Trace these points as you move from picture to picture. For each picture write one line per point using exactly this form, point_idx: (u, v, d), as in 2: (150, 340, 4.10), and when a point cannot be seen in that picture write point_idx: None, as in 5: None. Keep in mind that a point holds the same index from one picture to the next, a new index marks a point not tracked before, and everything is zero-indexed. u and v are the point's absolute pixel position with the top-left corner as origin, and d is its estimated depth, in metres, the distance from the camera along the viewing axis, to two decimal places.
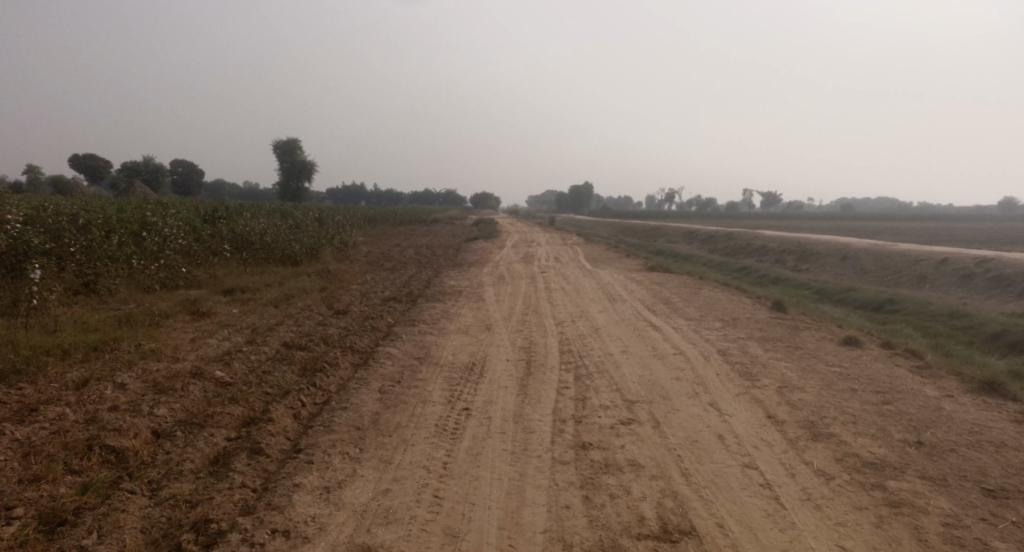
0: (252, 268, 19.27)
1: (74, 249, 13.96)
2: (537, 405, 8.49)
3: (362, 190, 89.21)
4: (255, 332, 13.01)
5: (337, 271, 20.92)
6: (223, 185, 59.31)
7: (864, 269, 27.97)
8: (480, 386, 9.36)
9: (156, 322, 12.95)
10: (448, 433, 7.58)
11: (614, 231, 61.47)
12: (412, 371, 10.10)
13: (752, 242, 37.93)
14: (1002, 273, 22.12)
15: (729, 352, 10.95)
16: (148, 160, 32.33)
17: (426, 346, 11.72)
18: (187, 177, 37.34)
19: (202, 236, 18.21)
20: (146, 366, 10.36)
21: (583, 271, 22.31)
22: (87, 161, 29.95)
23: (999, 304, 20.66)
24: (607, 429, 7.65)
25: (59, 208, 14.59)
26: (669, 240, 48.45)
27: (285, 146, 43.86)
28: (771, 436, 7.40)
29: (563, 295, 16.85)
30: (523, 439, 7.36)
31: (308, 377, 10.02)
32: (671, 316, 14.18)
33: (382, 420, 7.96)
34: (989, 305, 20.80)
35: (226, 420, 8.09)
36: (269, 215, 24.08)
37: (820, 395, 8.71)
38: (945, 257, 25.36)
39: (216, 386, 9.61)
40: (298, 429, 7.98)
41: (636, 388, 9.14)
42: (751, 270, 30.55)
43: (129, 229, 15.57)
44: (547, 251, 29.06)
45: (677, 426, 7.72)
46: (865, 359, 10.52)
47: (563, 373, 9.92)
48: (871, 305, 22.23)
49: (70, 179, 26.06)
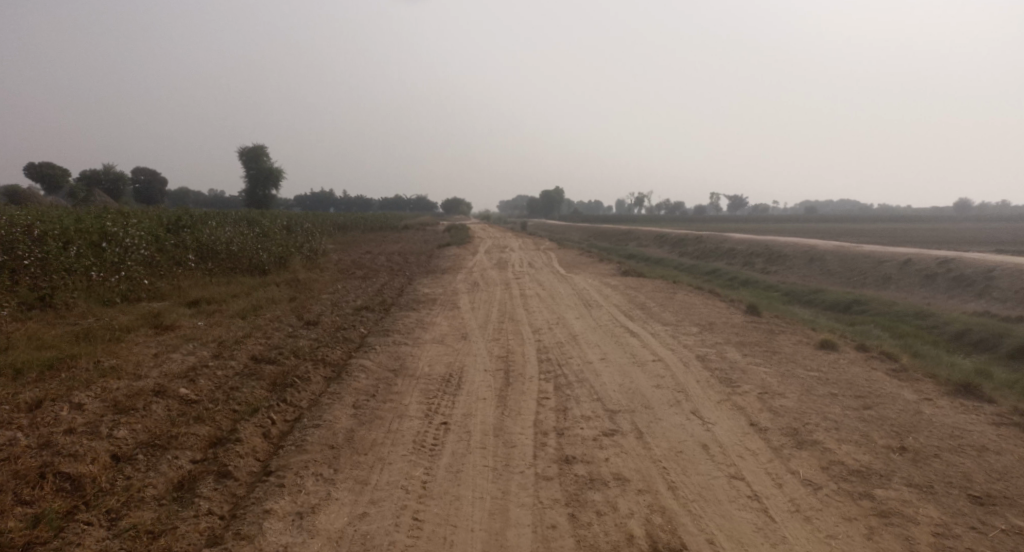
0: (218, 278, 18.81)
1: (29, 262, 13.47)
2: (518, 418, 8.30)
3: (331, 196, 88.34)
4: (222, 345, 12.64)
5: (307, 280, 20.53)
6: (187, 192, 58.23)
7: (830, 270, 28.28)
8: (458, 398, 9.14)
9: (117, 337, 12.51)
10: (427, 450, 7.35)
11: (584, 235, 61.63)
12: (386, 384, 9.84)
13: (721, 245, 38.20)
14: (964, 272, 22.50)
15: (708, 358, 10.87)
16: (109, 168, 31.57)
17: (401, 357, 11.46)
18: (149, 185, 36.58)
19: (165, 247, 17.75)
20: (104, 384, 9.99)
21: (557, 276, 22.19)
22: (44, 169, 29.12)
23: (961, 303, 20.99)
24: (590, 441, 7.48)
25: (13, 219, 14.05)
26: (639, 244, 48.65)
27: (252, 153, 43.21)
28: (755, 445, 7.29)
29: (538, 302, 16.68)
30: (504, 455, 7.17)
31: (278, 393, 9.72)
32: (647, 321, 14.09)
33: (357, 437, 7.71)
34: (952, 304, 21.12)
35: (191, 442, 7.84)
36: (235, 223, 23.57)
37: (801, 401, 8.64)
38: (909, 257, 25.75)
39: (180, 404, 9.28)
40: (268, 450, 7.70)
41: (617, 397, 8.99)
42: (721, 273, 30.73)
43: (87, 240, 15.08)
44: (520, 257, 28.92)
45: (660, 437, 7.59)
46: (842, 362, 10.50)
47: (542, 383, 9.75)
48: (839, 306, 22.45)
49: (26, 189, 25.28)
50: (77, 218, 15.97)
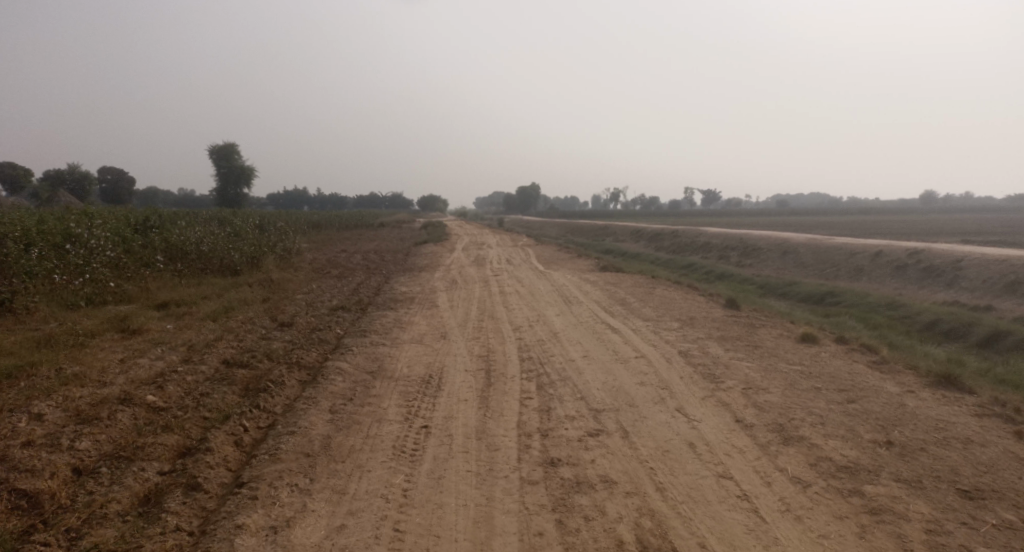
0: (189, 279, 18.38)
1: None
2: (500, 419, 8.11)
3: (303, 194, 87.32)
4: (192, 349, 12.30)
5: (281, 280, 20.14)
6: (156, 192, 57.08)
7: (804, 262, 28.44)
8: (438, 400, 8.93)
9: (81, 342, 12.11)
10: (407, 456, 7.14)
11: (560, 231, 61.57)
12: (364, 387, 9.60)
13: (696, 240, 38.31)
14: (933, 263, 22.75)
15: (690, 353, 10.76)
16: (74, 168, 30.79)
17: (379, 358, 11.20)
18: (117, 184, 35.82)
19: (133, 248, 17.29)
20: (68, 392, 9.64)
21: (534, 272, 22.01)
22: (6, 169, 28.32)
23: (932, 292, 21.20)
24: (575, 442, 7.32)
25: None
26: (614, 239, 48.67)
27: (222, 151, 42.45)
28: (742, 442, 7.18)
29: (517, 299, 16.51)
30: (487, 458, 6.98)
31: (251, 398, 9.44)
32: (627, 317, 13.97)
33: (334, 444, 7.47)
34: (923, 294, 21.32)
35: (159, 452, 7.56)
36: (206, 223, 23.06)
37: (786, 395, 8.55)
38: (880, 249, 25.98)
39: (147, 412, 8.97)
40: (241, 460, 7.44)
41: (600, 396, 8.84)
42: (698, 267, 30.79)
43: (51, 242, 14.62)
44: (497, 253, 28.71)
45: (646, 436, 7.45)
46: (824, 355, 10.46)
47: (524, 382, 9.57)
48: (813, 298, 22.56)
49: None
50: (39, 219, 15.47)
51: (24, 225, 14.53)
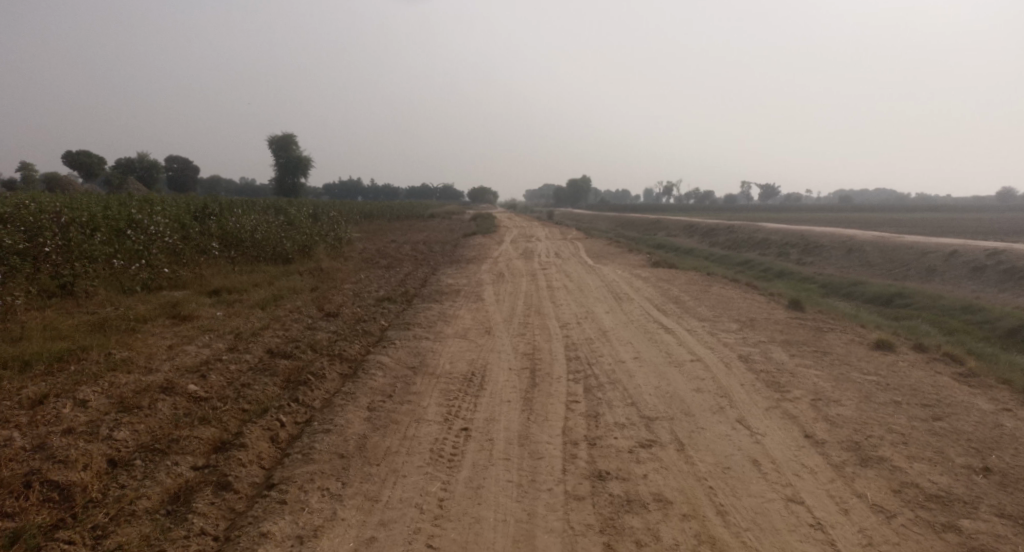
0: (242, 267, 18.33)
1: (51, 249, 13.05)
2: (545, 424, 7.56)
3: (358, 185, 88.21)
4: (238, 338, 12.09)
5: (330, 269, 19.99)
6: (218, 180, 58.18)
7: (869, 261, 27.06)
8: (480, 400, 8.44)
9: (132, 327, 12.01)
10: (444, 462, 6.65)
11: (614, 225, 60.49)
12: (405, 384, 9.17)
13: (754, 235, 36.94)
14: (1015, 265, 21.25)
15: (751, 358, 10.02)
16: (143, 156, 31.33)
17: (422, 353, 10.77)
18: (182, 172, 36.49)
19: (190, 234, 17.29)
20: (113, 379, 9.47)
21: (585, 267, 21.35)
22: (80, 156, 28.95)
23: (1012, 297, 19.77)
24: (625, 454, 6.73)
25: (38, 205, 13.63)
26: (668, 233, 47.47)
27: (281, 142, 42.85)
28: (813, 462, 6.49)
29: (566, 294, 15.94)
30: (529, 468, 6.44)
31: (290, 391, 9.11)
32: (683, 317, 13.25)
33: (369, 445, 7.02)
34: (1002, 298, 19.91)
35: (193, 445, 7.24)
36: (262, 211, 23.08)
37: (861, 409, 7.79)
38: (954, 248, 24.48)
39: (188, 402, 8.70)
40: (275, 458, 7.06)
41: (653, 402, 8.21)
42: (755, 264, 29.63)
43: (112, 226, 14.66)
44: (546, 247, 28.11)
45: (704, 450, 6.81)
46: (902, 365, 9.59)
47: (571, 384, 9.00)
48: (880, 299, 21.36)
49: (63, 177, 25.11)
50: (102, 204, 15.53)
51: (89, 210, 14.60)
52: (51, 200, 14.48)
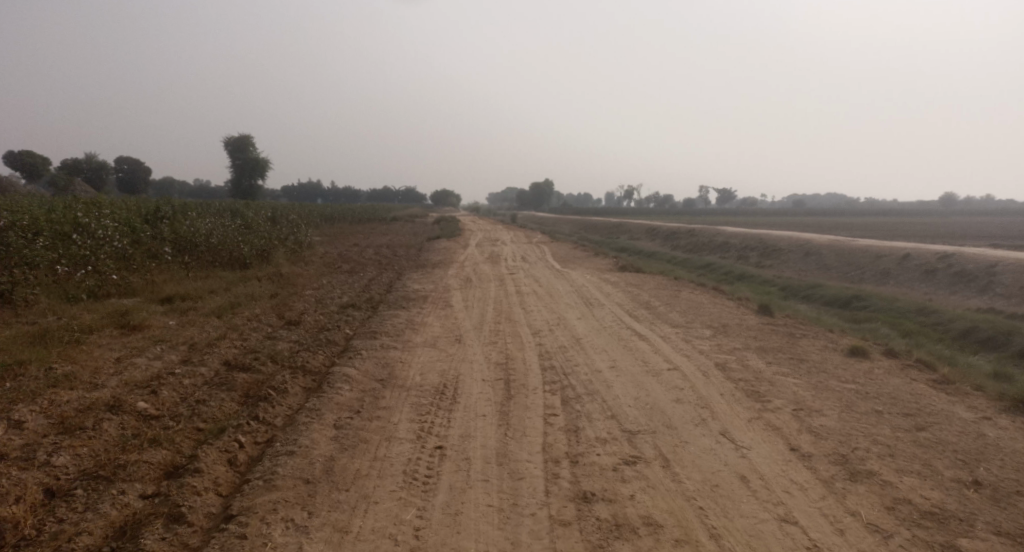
0: (197, 273, 17.63)
1: None
2: (523, 441, 7.24)
3: (317, 188, 86.83)
4: (193, 349, 11.51)
5: (290, 274, 19.37)
6: (171, 182, 56.61)
7: (826, 264, 27.36)
8: (453, 414, 8.08)
9: (77, 339, 11.33)
10: (419, 485, 6.29)
11: (576, 228, 60.47)
12: (373, 398, 8.75)
13: (714, 239, 37.17)
14: (966, 267, 21.64)
15: (729, 366, 9.84)
16: (91, 157, 30.18)
17: (390, 364, 10.36)
18: (133, 174, 35.30)
19: (141, 238, 16.53)
20: (55, 396, 8.87)
21: (551, 272, 21.09)
22: (24, 156, 27.73)
23: (965, 298, 20.12)
24: (609, 472, 6.45)
25: None
26: (629, 237, 47.56)
27: (237, 143, 41.78)
28: (802, 477, 6.30)
29: (535, 300, 15.66)
30: (510, 490, 6.13)
31: (250, 407, 8.63)
32: (654, 323, 13.06)
33: (337, 468, 6.60)
34: (955, 300, 20.24)
35: (143, 471, 6.74)
36: (218, 214, 22.31)
37: (844, 419, 7.64)
38: (907, 251, 24.89)
39: (137, 422, 8.16)
40: (233, 483, 6.61)
41: (634, 415, 7.95)
42: (717, 267, 29.76)
43: (58, 230, 13.91)
44: (511, 250, 27.77)
45: (691, 466, 6.57)
46: (878, 372, 9.51)
47: (548, 395, 8.70)
48: (838, 301, 21.56)
49: (6, 179, 23.98)
50: (47, 207, 14.76)
51: (32, 214, 13.83)
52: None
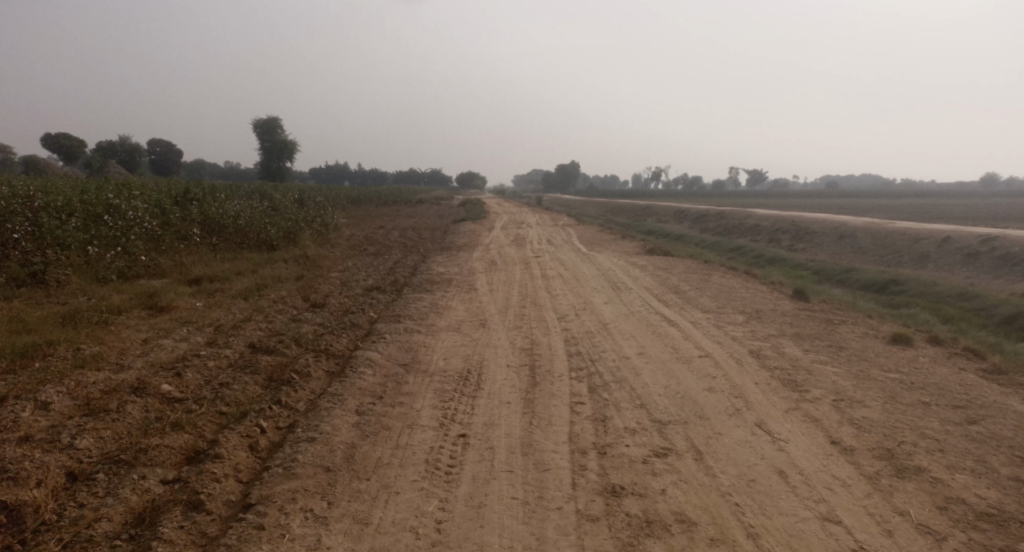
0: (224, 254, 17.58)
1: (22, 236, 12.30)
2: (549, 430, 6.97)
3: (344, 170, 87.18)
4: (218, 331, 11.40)
5: (316, 257, 19.26)
6: (202, 165, 57.07)
7: (862, 247, 26.60)
8: (477, 401, 7.84)
9: (106, 319, 11.28)
10: (441, 475, 6.06)
11: (603, 210, 59.89)
12: (396, 384, 8.54)
13: (745, 221, 36.43)
14: (1009, 251, 20.83)
15: (763, 354, 9.45)
16: (125, 139, 30.36)
17: (413, 349, 10.15)
18: (165, 156, 35.54)
19: (170, 219, 16.50)
20: (80, 378, 8.77)
21: (578, 255, 20.74)
22: (60, 138, 27.96)
23: (1008, 283, 19.38)
24: (640, 464, 6.18)
25: (11, 190, 12.88)
26: (657, 219, 46.92)
27: (265, 125, 41.87)
28: (845, 472, 5.98)
29: (562, 284, 15.34)
30: (535, 482, 5.88)
31: (273, 391, 8.46)
32: (685, 308, 12.69)
33: (358, 456, 6.39)
34: (998, 284, 19.51)
35: (165, 456, 6.57)
36: (246, 196, 22.26)
37: (888, 411, 7.27)
38: (947, 234, 24.05)
39: (160, 404, 8.03)
40: (254, 470, 6.44)
41: (664, 404, 7.64)
42: (747, 251, 29.14)
43: (89, 211, 13.90)
44: (538, 233, 27.42)
45: (725, 459, 6.25)
46: (923, 361, 9.08)
47: (574, 383, 8.41)
48: (874, 286, 20.93)
49: (42, 161, 24.18)
50: (79, 188, 14.75)
51: (65, 194, 13.83)
52: (24, 183, 13.71)
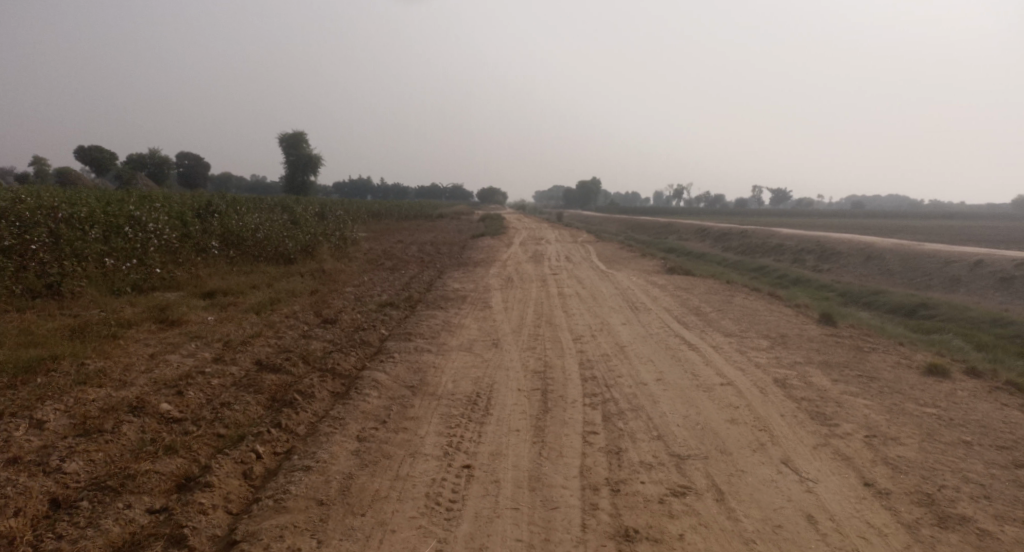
0: (241, 267, 17.36)
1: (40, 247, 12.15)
2: (559, 463, 6.53)
3: (368, 184, 87.62)
4: (226, 347, 11.09)
5: (332, 271, 18.99)
6: (229, 177, 57.63)
7: (890, 270, 25.88)
8: (485, 428, 7.42)
9: (114, 333, 11.00)
10: (441, 512, 5.67)
11: (624, 227, 59.39)
12: (401, 407, 8.15)
13: (769, 240, 35.72)
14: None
15: (789, 383, 8.94)
16: (154, 152, 30.49)
17: (422, 369, 9.75)
18: (193, 169, 35.72)
19: (190, 231, 16.32)
20: (80, 394, 8.48)
21: (597, 273, 20.30)
22: (92, 150, 28.10)
23: None
24: (656, 504, 5.74)
25: (34, 201, 12.77)
26: (679, 237, 46.29)
27: (291, 139, 42.06)
28: (880, 519, 5.52)
29: (579, 303, 14.92)
30: (542, 523, 5.48)
31: (275, 413, 8.11)
32: (706, 331, 12.19)
33: (354, 488, 6.01)
34: None
35: (154, 483, 6.23)
36: (267, 209, 22.10)
37: (926, 450, 6.76)
38: (979, 258, 23.26)
39: (157, 424, 7.69)
40: (245, 500, 6.07)
41: (683, 436, 7.18)
42: (771, 271, 28.50)
43: (109, 222, 13.75)
44: (557, 250, 26.97)
45: (749, 501, 5.78)
46: (961, 395, 8.54)
47: (588, 410, 7.97)
48: (902, 309, 20.25)
49: (73, 172, 24.26)
50: (101, 199, 14.63)
51: (88, 205, 13.71)
52: (46, 194, 13.56)
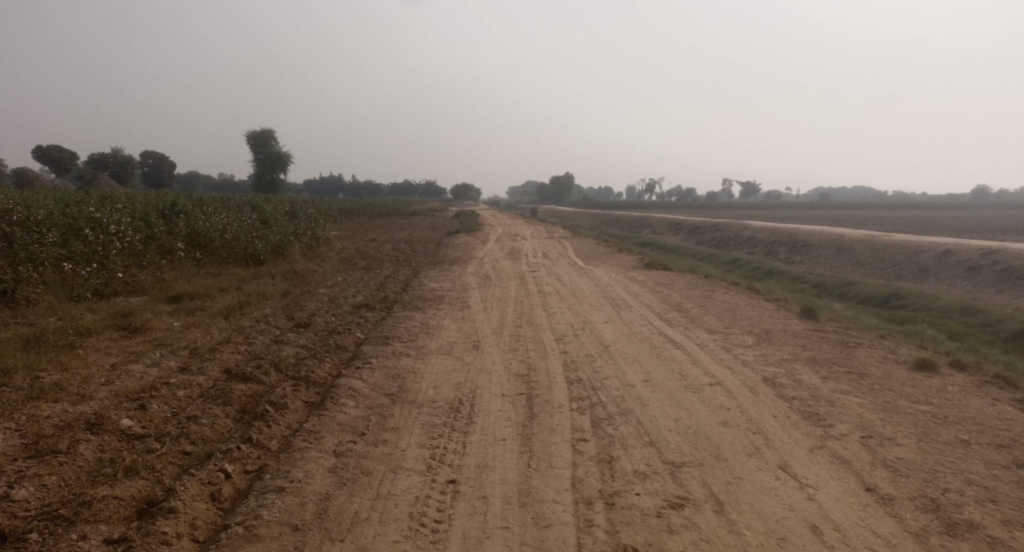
0: (209, 270, 16.78)
1: None
2: (550, 475, 6.22)
3: (338, 182, 86.63)
4: (193, 355, 10.58)
5: (304, 272, 18.47)
6: (196, 176, 56.53)
7: (860, 260, 25.99)
8: (469, 439, 7.08)
9: (72, 343, 10.44)
10: (425, 534, 5.33)
11: (597, 222, 59.42)
12: (380, 417, 7.77)
13: (741, 233, 35.76)
14: (1012, 265, 20.17)
15: (779, 382, 8.72)
16: (117, 151, 29.59)
17: (400, 375, 9.37)
18: (158, 168, 34.78)
19: (154, 233, 15.68)
20: (34, 411, 7.96)
21: (574, 269, 20.03)
22: (51, 150, 27.14)
23: (1011, 297, 18.76)
24: (654, 518, 5.45)
25: None
26: (652, 231, 46.29)
27: (260, 137, 41.22)
28: (886, 527, 5.30)
29: (559, 300, 14.64)
30: (534, 544, 5.17)
31: (245, 427, 7.68)
32: (690, 328, 11.96)
33: (332, 511, 5.64)
34: (1000, 298, 18.91)
35: (113, 509, 5.80)
36: (235, 209, 21.45)
37: (926, 450, 6.57)
38: (947, 247, 23.42)
39: (118, 443, 7.23)
40: (212, 527, 5.68)
41: (676, 442, 6.91)
42: (744, 263, 28.50)
43: (67, 225, 13.11)
44: (532, 246, 26.68)
45: (750, 512, 5.51)
46: (952, 391, 8.39)
47: (577, 416, 7.66)
48: (875, 300, 20.27)
49: (31, 173, 23.36)
50: (59, 201, 13.96)
51: (45, 207, 13.05)
52: (2, 196, 12.89)
